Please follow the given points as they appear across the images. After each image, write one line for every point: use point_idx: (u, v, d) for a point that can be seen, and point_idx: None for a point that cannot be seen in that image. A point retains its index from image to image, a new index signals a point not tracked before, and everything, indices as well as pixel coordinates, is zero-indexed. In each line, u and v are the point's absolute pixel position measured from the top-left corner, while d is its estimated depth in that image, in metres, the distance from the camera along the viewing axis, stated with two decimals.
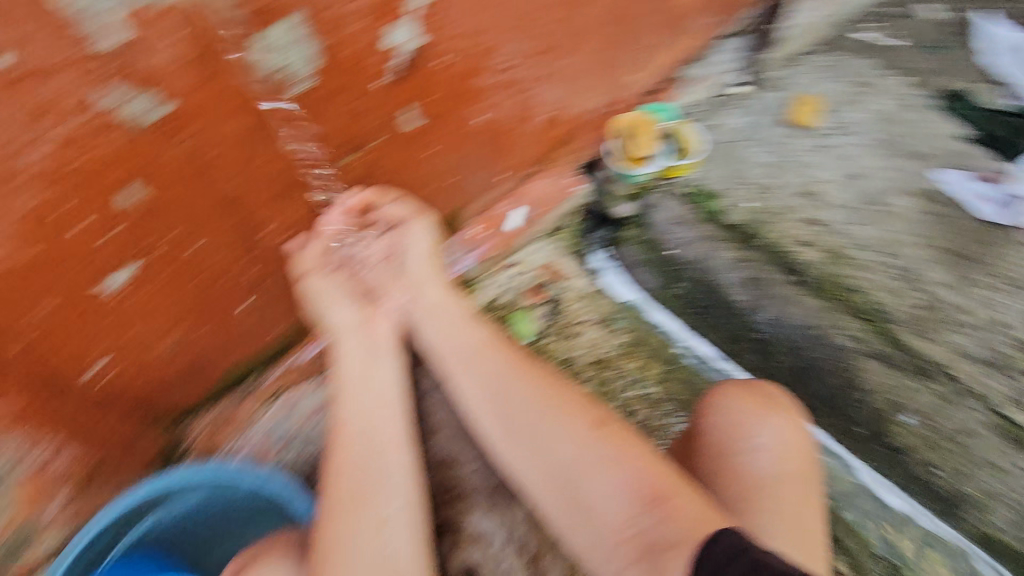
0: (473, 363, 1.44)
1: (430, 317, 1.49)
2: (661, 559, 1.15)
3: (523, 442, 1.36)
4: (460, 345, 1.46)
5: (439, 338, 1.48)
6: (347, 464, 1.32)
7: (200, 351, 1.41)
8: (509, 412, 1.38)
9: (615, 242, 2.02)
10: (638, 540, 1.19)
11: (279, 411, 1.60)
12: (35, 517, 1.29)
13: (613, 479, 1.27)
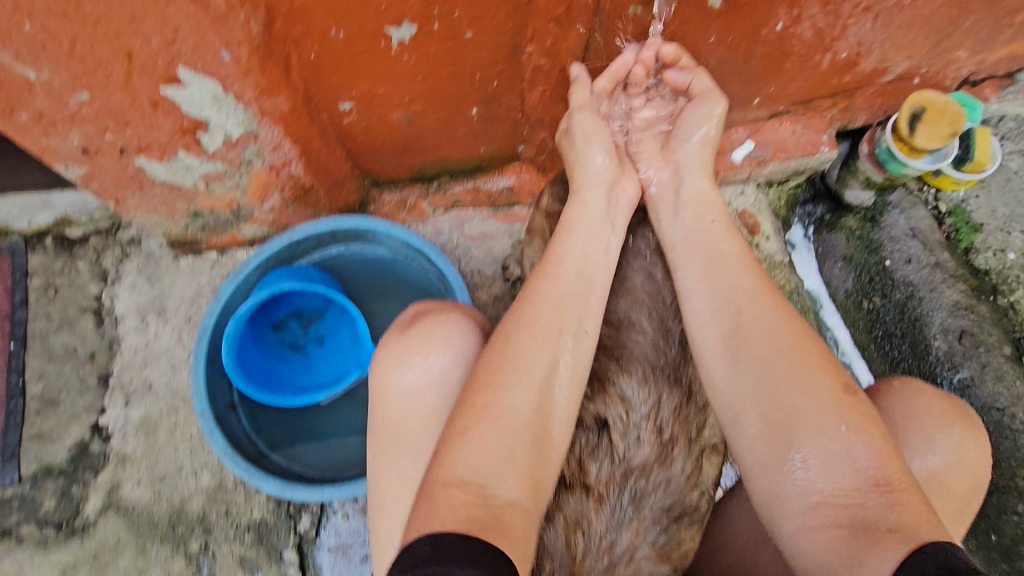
0: (717, 266, 1.10)
1: (680, 206, 1.23)
2: (868, 534, 0.77)
3: (740, 364, 0.98)
4: (708, 243, 1.14)
5: (686, 224, 1.18)
6: (558, 283, 1.03)
7: (421, 133, 1.47)
8: (737, 305, 1.04)
9: (825, 224, 1.88)
10: (849, 511, 0.80)
11: (451, 222, 1.72)
12: (254, 201, 1.45)
13: (837, 435, 0.86)
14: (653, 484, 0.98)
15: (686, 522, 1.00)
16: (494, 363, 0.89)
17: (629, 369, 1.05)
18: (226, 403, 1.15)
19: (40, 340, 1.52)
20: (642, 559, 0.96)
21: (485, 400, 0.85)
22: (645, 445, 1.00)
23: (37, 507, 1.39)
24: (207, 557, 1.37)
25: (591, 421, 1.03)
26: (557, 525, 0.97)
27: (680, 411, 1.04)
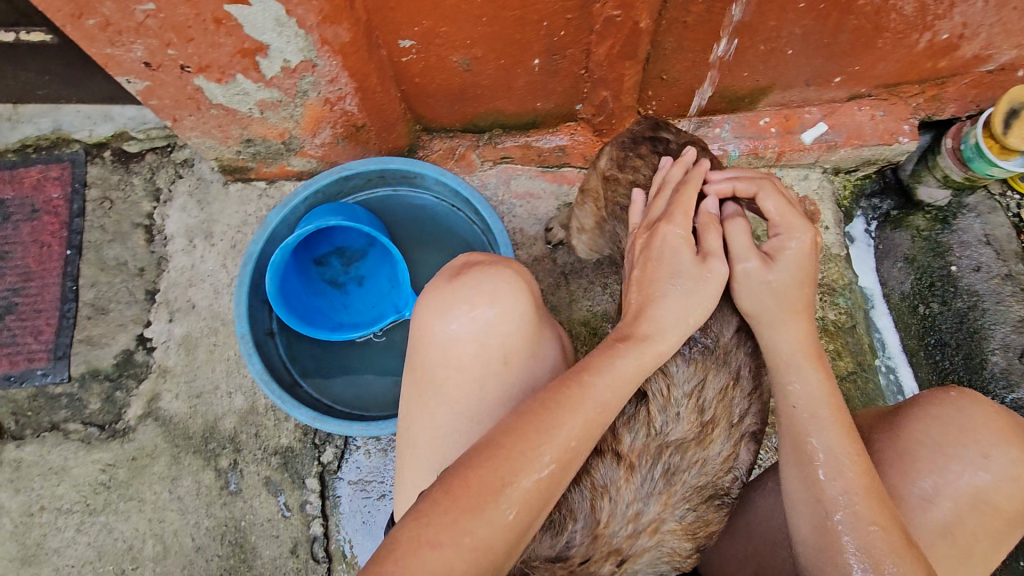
0: (814, 401, 0.90)
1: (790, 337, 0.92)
2: None
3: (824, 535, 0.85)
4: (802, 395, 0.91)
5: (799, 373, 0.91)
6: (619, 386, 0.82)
7: (478, 81, 1.43)
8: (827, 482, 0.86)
9: (890, 221, 1.75)
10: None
11: (497, 177, 1.67)
12: (305, 134, 1.44)
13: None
14: (687, 463, 0.92)
15: (716, 504, 0.94)
16: (507, 472, 0.71)
17: (674, 345, 0.98)
18: (265, 329, 1.18)
19: (94, 250, 1.57)
20: (666, 533, 0.89)
21: (475, 524, 0.68)
22: (685, 421, 0.93)
23: (82, 407, 1.46)
24: (235, 473, 1.43)
25: (629, 393, 0.95)
26: (582, 487, 0.88)
27: (727, 393, 0.97)
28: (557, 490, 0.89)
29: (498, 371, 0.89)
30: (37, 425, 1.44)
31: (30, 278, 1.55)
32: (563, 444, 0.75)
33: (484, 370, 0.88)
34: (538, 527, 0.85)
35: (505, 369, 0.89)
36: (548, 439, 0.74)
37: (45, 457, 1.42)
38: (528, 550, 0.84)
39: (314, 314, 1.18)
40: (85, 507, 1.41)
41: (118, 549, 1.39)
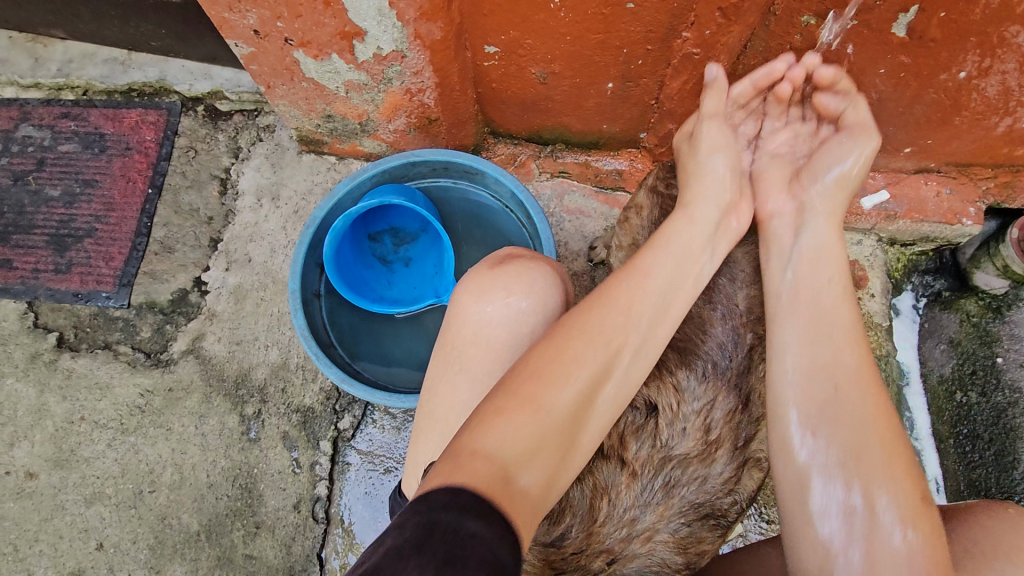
0: (828, 401, 0.96)
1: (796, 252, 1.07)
2: None
3: (828, 428, 0.94)
4: (810, 318, 1.01)
5: (801, 275, 1.04)
6: (652, 283, 0.96)
7: (551, 95, 1.49)
8: (836, 385, 0.96)
9: (942, 301, 1.71)
10: None
11: (552, 189, 1.71)
12: (381, 119, 1.53)
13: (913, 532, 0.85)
14: (688, 479, 0.94)
15: (710, 523, 0.95)
16: (552, 358, 0.82)
17: (690, 362, 1.00)
18: (313, 290, 1.25)
19: (172, 193, 1.70)
20: (657, 543, 0.91)
21: (540, 395, 0.78)
22: (690, 439, 0.95)
23: (134, 333, 1.57)
24: (257, 422, 1.51)
25: (641, 402, 0.98)
26: (583, 486, 0.92)
27: (734, 417, 0.98)
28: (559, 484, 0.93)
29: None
30: (92, 342, 1.56)
31: (112, 208, 1.68)
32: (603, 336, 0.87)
33: (509, 353, 0.92)
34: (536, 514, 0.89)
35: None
36: (590, 335, 0.87)
37: (93, 371, 1.53)
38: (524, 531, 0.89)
39: (363, 287, 1.25)
40: (119, 425, 1.51)
41: (140, 470, 1.48)
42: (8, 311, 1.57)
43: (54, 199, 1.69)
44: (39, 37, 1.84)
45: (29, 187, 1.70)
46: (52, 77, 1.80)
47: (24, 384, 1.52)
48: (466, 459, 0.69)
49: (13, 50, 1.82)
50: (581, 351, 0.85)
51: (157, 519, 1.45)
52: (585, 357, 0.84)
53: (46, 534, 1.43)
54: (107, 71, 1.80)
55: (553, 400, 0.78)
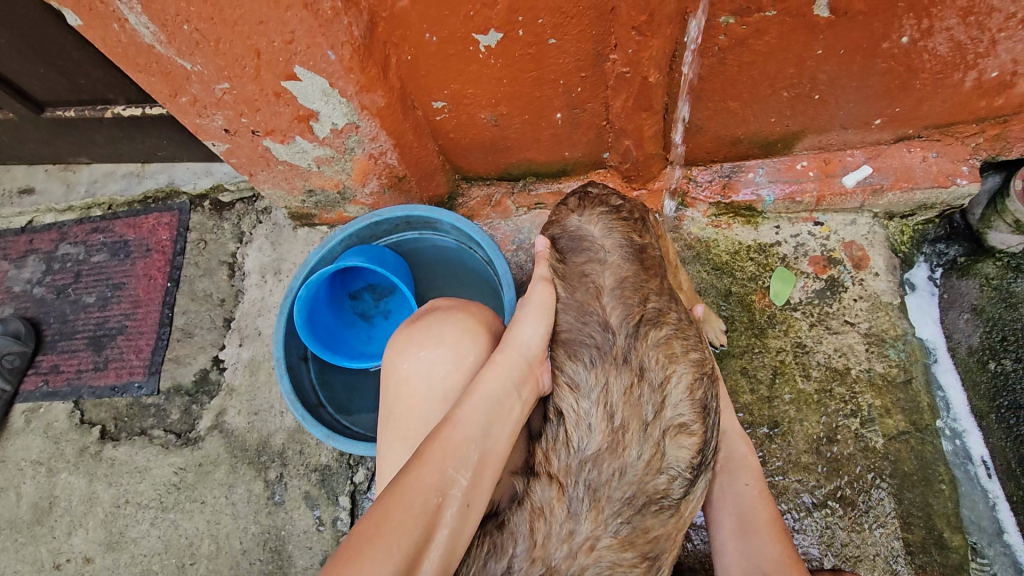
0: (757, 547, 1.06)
1: (724, 464, 1.16)
2: None
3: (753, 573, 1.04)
4: (743, 504, 1.11)
5: (728, 481, 1.14)
6: (504, 387, 0.95)
7: (507, 134, 1.55)
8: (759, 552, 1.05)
9: (958, 268, 1.60)
10: None
11: (531, 222, 1.75)
12: (356, 185, 1.63)
13: None
14: (605, 477, 0.92)
15: (653, 510, 0.93)
16: (381, 515, 0.78)
17: (577, 354, 1.01)
18: (298, 354, 1.35)
19: (188, 283, 1.86)
20: (602, 550, 0.90)
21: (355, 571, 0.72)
22: (597, 433, 0.95)
23: (165, 416, 1.70)
24: (281, 486, 1.59)
25: (551, 413, 1.00)
26: (523, 510, 0.92)
27: (633, 392, 0.96)
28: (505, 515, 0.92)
29: (442, 406, 1.03)
30: (131, 429, 1.70)
31: (139, 305, 1.85)
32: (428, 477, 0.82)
33: (427, 402, 1.04)
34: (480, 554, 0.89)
35: (445, 403, 1.04)
36: (417, 479, 0.82)
37: (133, 457, 1.68)
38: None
39: (338, 342, 1.34)
40: (159, 503, 1.63)
41: (181, 544, 1.58)
42: (59, 412, 1.75)
43: (90, 304, 1.89)
44: (69, 165, 2.09)
45: (70, 298, 1.91)
46: (82, 198, 2.03)
47: (76, 476, 1.67)
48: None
49: (49, 181, 2.07)
50: (425, 475, 0.83)
51: None
52: (409, 505, 0.79)
53: None
54: (125, 185, 2.02)
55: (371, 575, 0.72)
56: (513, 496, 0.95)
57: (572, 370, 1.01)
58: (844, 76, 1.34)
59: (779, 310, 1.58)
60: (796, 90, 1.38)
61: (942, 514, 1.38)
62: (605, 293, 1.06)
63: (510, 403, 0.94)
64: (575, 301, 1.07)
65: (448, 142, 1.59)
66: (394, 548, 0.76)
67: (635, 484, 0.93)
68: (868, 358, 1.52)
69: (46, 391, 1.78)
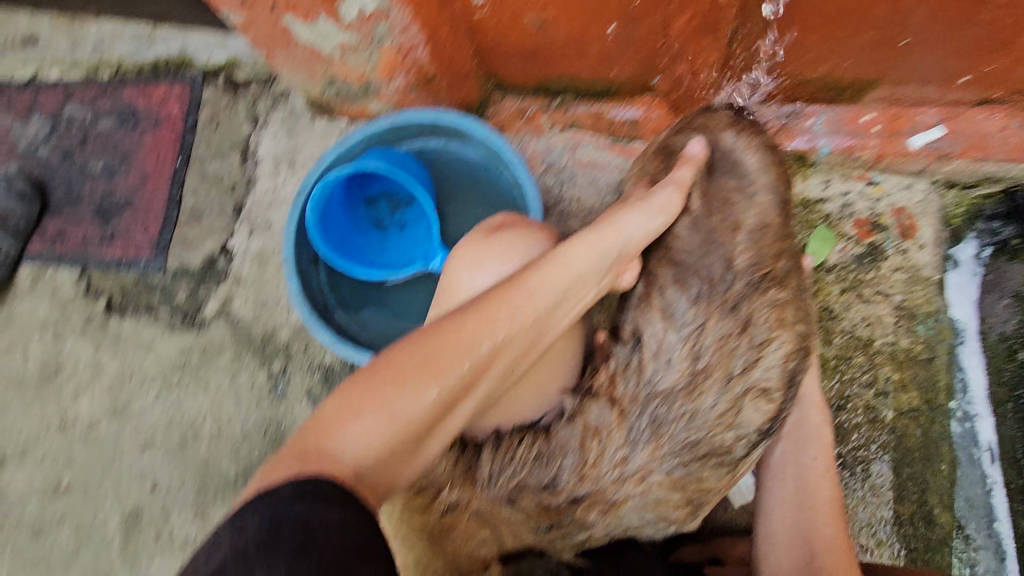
0: (808, 520, 1.05)
1: (795, 430, 1.14)
2: None
3: (799, 541, 1.04)
4: (803, 472, 1.10)
5: (793, 447, 1.12)
6: (582, 266, 0.88)
7: (551, 43, 1.40)
8: (810, 524, 1.05)
9: (1008, 250, 1.44)
10: None
11: (564, 143, 1.64)
12: (381, 80, 1.50)
13: None
14: (675, 416, 0.97)
15: (712, 463, 0.99)
16: (433, 353, 0.74)
17: (685, 281, 1.03)
18: (309, 256, 1.30)
19: (198, 164, 1.77)
20: (651, 484, 0.97)
21: (391, 399, 0.71)
22: (677, 369, 0.98)
23: (172, 296, 1.69)
24: (284, 379, 1.61)
25: (628, 337, 1.03)
26: (574, 426, 0.98)
27: (729, 341, 0.99)
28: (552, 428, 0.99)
29: None
30: (137, 306, 1.69)
31: (147, 180, 1.78)
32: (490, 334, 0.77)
33: None
34: (529, 457, 0.97)
35: None
36: (477, 332, 0.77)
37: (139, 333, 1.68)
38: (516, 478, 0.97)
39: (349, 247, 1.29)
40: (164, 381, 1.65)
41: (184, 421, 1.63)
42: (65, 279, 1.73)
43: (97, 173, 1.81)
44: (73, 18, 1.92)
45: (76, 164, 1.83)
46: (88, 57, 1.89)
47: (82, 344, 1.68)
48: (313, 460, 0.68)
49: (52, 32, 1.91)
50: (483, 330, 0.77)
51: (199, 468, 1.59)
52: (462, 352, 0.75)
53: (109, 475, 1.62)
54: (134, 47, 1.87)
55: (405, 405, 0.71)
56: (561, 413, 1.00)
57: (674, 296, 1.02)
58: (938, 20, 1.16)
59: (813, 271, 1.51)
60: (882, 29, 1.21)
61: (936, 492, 1.41)
62: (743, 232, 1.04)
63: (582, 283, 0.88)
64: (705, 229, 1.05)
65: (486, 42, 1.44)
66: (434, 385, 0.73)
67: (703, 431, 0.98)
68: (892, 331, 1.47)
69: (53, 256, 1.75)
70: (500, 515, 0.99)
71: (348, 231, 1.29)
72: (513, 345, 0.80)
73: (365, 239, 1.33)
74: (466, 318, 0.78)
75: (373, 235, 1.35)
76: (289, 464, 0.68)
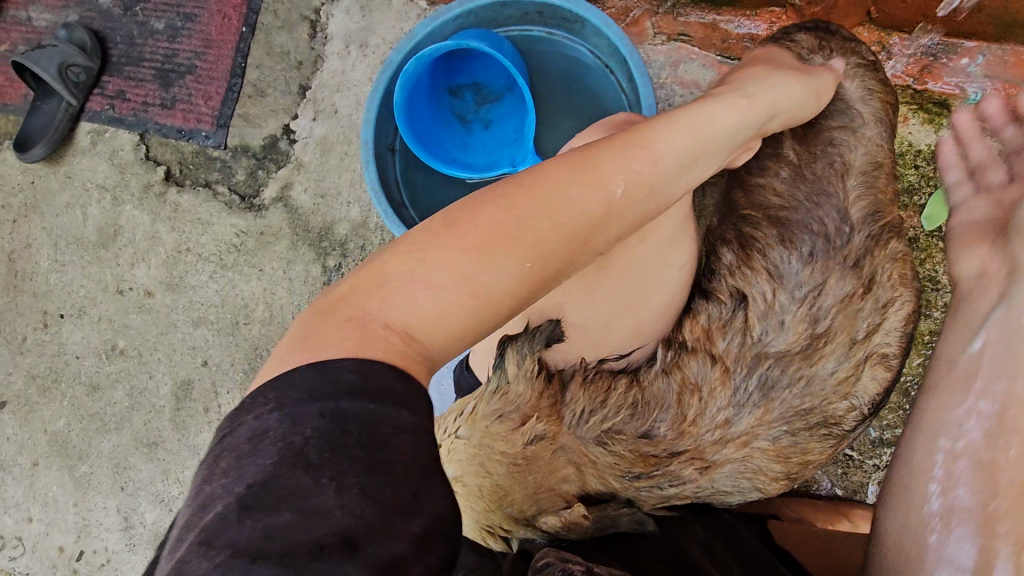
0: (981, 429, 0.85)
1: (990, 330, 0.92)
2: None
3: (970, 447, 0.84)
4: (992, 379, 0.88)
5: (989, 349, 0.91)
6: (697, 142, 0.80)
7: None
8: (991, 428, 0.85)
9: None
10: None
11: (666, 55, 1.45)
12: None
13: None
14: (788, 381, 1.02)
15: (819, 434, 1.05)
16: (530, 215, 0.64)
17: (796, 241, 1.04)
18: (386, 144, 1.21)
19: (264, 32, 1.64)
20: (755, 449, 1.03)
21: (477, 264, 0.61)
22: (790, 334, 1.02)
23: (231, 175, 1.62)
24: (338, 275, 1.56)
25: (731, 293, 1.07)
26: (671, 379, 1.05)
27: (848, 305, 1.01)
28: (650, 378, 1.06)
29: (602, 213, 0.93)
30: (195, 180, 1.64)
31: (210, 45, 1.66)
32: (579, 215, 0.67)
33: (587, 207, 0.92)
34: (625, 406, 1.04)
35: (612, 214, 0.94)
36: (584, 196, 0.67)
37: (197, 208, 1.64)
38: (610, 422, 1.03)
39: (434, 139, 1.18)
40: (218, 260, 1.62)
41: (237, 303, 1.61)
42: (125, 142, 1.67)
43: (158, 31, 1.69)
44: None
45: (136, 18, 1.70)
46: None
47: (139, 212, 1.65)
48: (371, 337, 0.57)
49: None
50: (589, 194, 0.68)
51: (250, 351, 1.60)
52: (548, 230, 0.65)
53: (162, 345, 1.64)
54: None
55: (492, 273, 0.61)
56: (655, 357, 1.08)
57: (779, 258, 1.05)
58: None
59: (922, 235, 1.39)
60: None
61: None
62: (851, 175, 1.06)
63: (696, 161, 0.79)
64: (810, 177, 1.07)
65: None
66: (528, 253, 0.63)
67: (817, 399, 1.03)
68: None
69: (112, 116, 1.68)
70: (583, 458, 1.02)
71: (434, 124, 1.19)
72: (604, 226, 0.69)
73: (449, 137, 1.22)
74: (547, 185, 0.67)
75: (457, 131, 1.24)
76: (342, 330, 0.57)
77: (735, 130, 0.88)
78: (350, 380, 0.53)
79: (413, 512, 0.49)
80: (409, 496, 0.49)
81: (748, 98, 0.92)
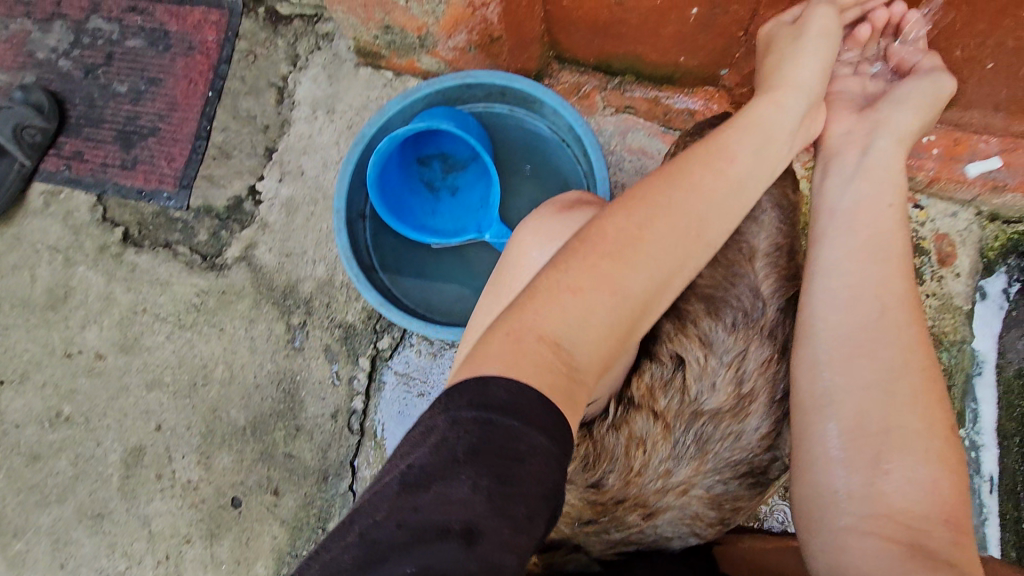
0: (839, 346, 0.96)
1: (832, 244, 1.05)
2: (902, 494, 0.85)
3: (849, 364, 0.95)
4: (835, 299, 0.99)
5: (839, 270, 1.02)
6: (748, 153, 0.98)
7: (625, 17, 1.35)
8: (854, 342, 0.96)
9: None
10: (907, 529, 0.81)
11: (615, 126, 1.59)
12: (441, 34, 1.44)
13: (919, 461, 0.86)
14: (719, 434, 0.93)
15: (751, 482, 0.95)
16: (639, 232, 0.85)
17: (718, 311, 0.97)
18: (358, 211, 1.28)
19: (231, 97, 1.68)
20: (692, 497, 0.93)
21: (615, 273, 0.81)
22: (721, 393, 0.93)
23: (192, 235, 1.62)
24: (302, 333, 1.57)
25: (668, 356, 0.97)
26: (618, 434, 0.95)
27: (769, 366, 0.96)
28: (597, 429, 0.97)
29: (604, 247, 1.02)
30: (154, 240, 1.63)
31: (175, 108, 1.69)
32: (665, 255, 0.85)
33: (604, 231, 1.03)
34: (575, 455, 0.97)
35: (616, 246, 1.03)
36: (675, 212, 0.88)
37: (155, 268, 1.62)
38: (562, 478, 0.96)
39: (401, 209, 1.26)
40: (177, 320, 1.60)
41: (195, 363, 1.58)
42: (81, 202, 1.65)
43: (121, 94, 1.71)
44: None
45: (99, 81, 1.72)
46: None
47: (93, 272, 1.62)
48: (530, 349, 0.73)
49: None
50: (675, 206, 0.89)
51: (208, 412, 1.56)
52: (651, 256, 0.85)
53: (112, 410, 1.58)
54: None
55: (630, 278, 0.82)
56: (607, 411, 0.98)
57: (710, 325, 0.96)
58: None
59: None
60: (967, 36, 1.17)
61: None
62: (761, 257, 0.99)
63: (756, 167, 0.98)
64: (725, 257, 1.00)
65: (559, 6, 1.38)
66: (651, 260, 0.84)
67: (749, 452, 0.94)
68: None
69: (68, 177, 1.67)
70: None
71: (400, 193, 1.27)
72: (695, 235, 0.89)
73: (413, 204, 1.29)
74: (644, 209, 0.88)
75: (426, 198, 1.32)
76: (513, 341, 0.74)
77: (786, 128, 1.02)
78: (503, 399, 0.67)
79: (517, 529, 0.61)
80: (527, 511, 0.62)
81: (778, 99, 1.04)
